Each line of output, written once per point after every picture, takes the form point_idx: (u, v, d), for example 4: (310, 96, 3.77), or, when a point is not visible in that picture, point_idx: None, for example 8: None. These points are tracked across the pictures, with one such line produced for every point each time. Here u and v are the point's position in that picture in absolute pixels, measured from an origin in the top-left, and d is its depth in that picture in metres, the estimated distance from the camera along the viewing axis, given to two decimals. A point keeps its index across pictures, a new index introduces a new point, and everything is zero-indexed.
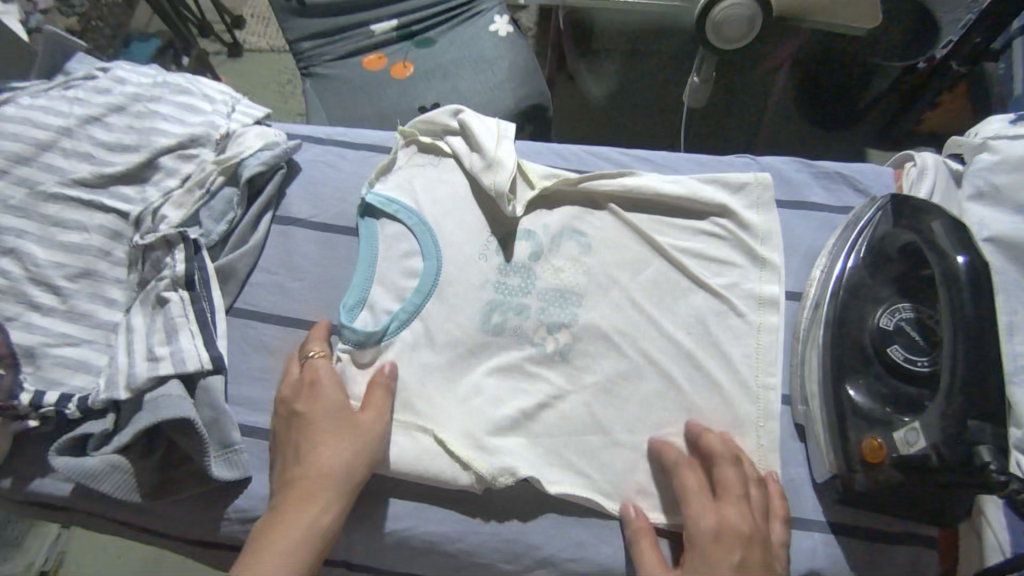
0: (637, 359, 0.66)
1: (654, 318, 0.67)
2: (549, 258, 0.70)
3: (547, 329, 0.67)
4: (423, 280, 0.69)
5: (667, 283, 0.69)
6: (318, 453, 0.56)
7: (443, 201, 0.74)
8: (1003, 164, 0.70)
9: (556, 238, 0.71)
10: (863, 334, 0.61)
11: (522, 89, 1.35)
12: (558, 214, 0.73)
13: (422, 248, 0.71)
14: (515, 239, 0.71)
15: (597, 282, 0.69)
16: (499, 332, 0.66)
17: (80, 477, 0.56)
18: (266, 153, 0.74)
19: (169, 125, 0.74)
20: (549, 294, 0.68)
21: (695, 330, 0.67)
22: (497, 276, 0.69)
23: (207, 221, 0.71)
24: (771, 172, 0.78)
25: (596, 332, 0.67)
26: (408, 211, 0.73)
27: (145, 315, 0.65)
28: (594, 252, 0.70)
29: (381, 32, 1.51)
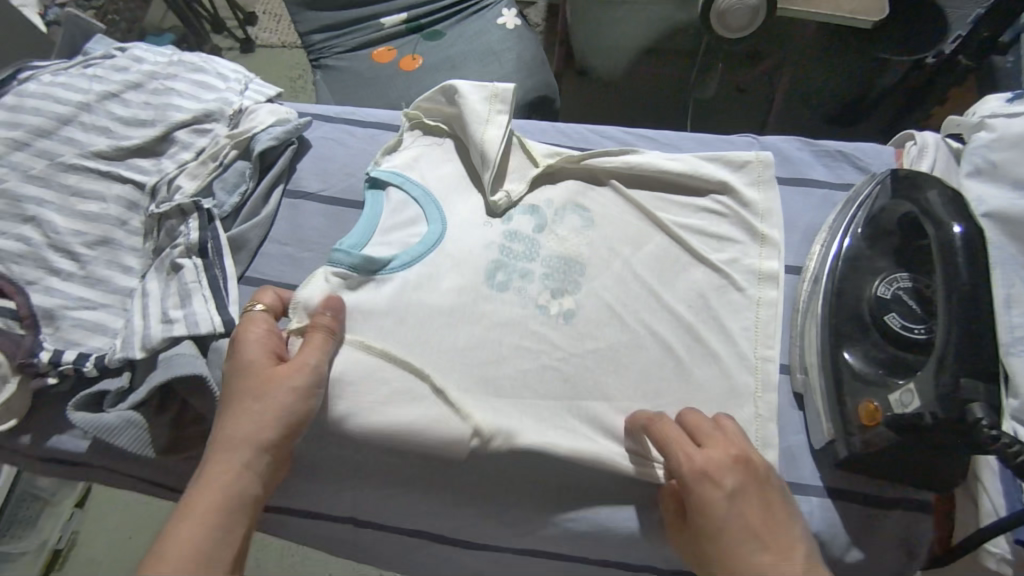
0: (638, 329, 0.65)
1: (655, 289, 0.67)
2: (553, 229, 0.71)
3: (551, 294, 0.67)
4: (425, 238, 0.68)
5: (668, 258, 0.69)
6: (228, 413, 0.54)
7: (450, 176, 0.75)
8: (1000, 141, 0.71)
9: (561, 211, 0.72)
10: (861, 304, 0.62)
11: (528, 80, 1.37)
12: (561, 190, 0.74)
13: (427, 213, 0.70)
14: (517, 212, 0.72)
15: (600, 253, 0.69)
16: (502, 290, 0.66)
17: (97, 432, 0.59)
18: (278, 129, 0.77)
19: (184, 101, 0.77)
20: (553, 262, 0.69)
21: (694, 304, 0.67)
22: (501, 241, 0.69)
23: (220, 191, 0.73)
24: (772, 151, 0.79)
25: (599, 301, 0.66)
26: (414, 183, 0.73)
27: (160, 281, 0.67)
28: (597, 227, 0.71)
29: (391, 25, 1.53)
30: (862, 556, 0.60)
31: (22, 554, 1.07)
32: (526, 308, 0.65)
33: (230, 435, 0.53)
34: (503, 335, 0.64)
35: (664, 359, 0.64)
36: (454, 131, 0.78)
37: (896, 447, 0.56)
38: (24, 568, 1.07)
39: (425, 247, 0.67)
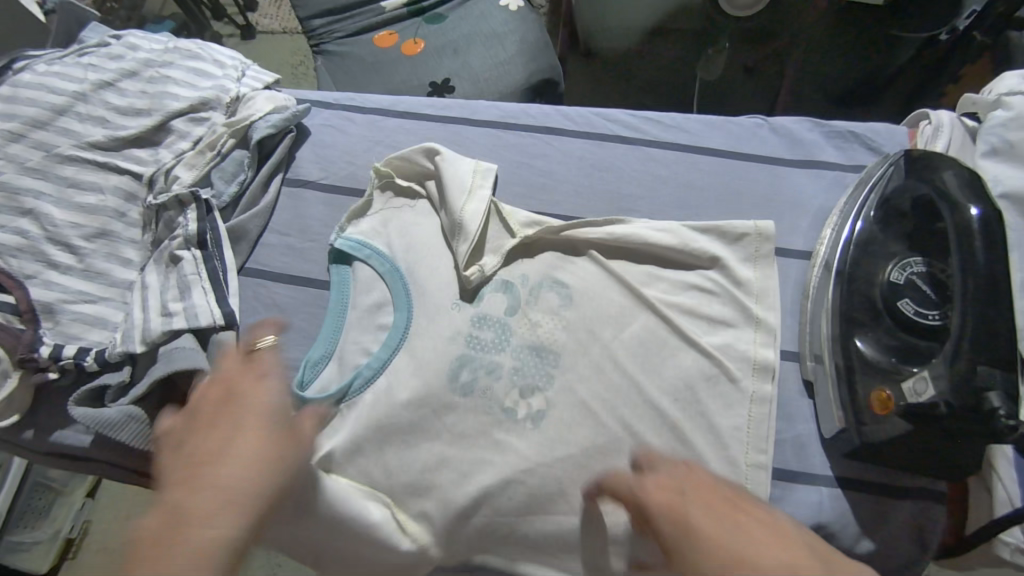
0: (615, 430, 0.61)
1: (637, 381, 0.63)
2: (527, 311, 0.67)
3: (521, 393, 0.63)
4: (390, 335, 0.65)
5: (654, 340, 0.65)
6: (234, 447, 0.45)
7: (418, 243, 0.71)
8: (1018, 120, 0.69)
9: (537, 288, 0.68)
10: (873, 289, 0.61)
11: (531, 63, 1.35)
12: (537, 263, 0.70)
13: (394, 299, 0.68)
14: (490, 289, 0.68)
15: (576, 338, 0.65)
16: (467, 392, 0.63)
17: (99, 426, 0.59)
18: (276, 116, 0.75)
19: (180, 89, 0.75)
20: (524, 353, 0.65)
21: (683, 396, 0.62)
22: (469, 330, 0.65)
23: (218, 181, 0.72)
24: (782, 133, 0.77)
25: (572, 397, 0.63)
26: (381, 257, 0.70)
27: (160, 274, 0.66)
28: (575, 305, 0.67)
29: (392, 8, 1.50)
30: (874, 546, 0.59)
31: (35, 544, 1.08)
32: (491, 415, 0.62)
33: (235, 472, 0.43)
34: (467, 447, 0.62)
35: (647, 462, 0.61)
36: (428, 192, 0.73)
37: (908, 436, 0.54)
38: (37, 557, 1.08)
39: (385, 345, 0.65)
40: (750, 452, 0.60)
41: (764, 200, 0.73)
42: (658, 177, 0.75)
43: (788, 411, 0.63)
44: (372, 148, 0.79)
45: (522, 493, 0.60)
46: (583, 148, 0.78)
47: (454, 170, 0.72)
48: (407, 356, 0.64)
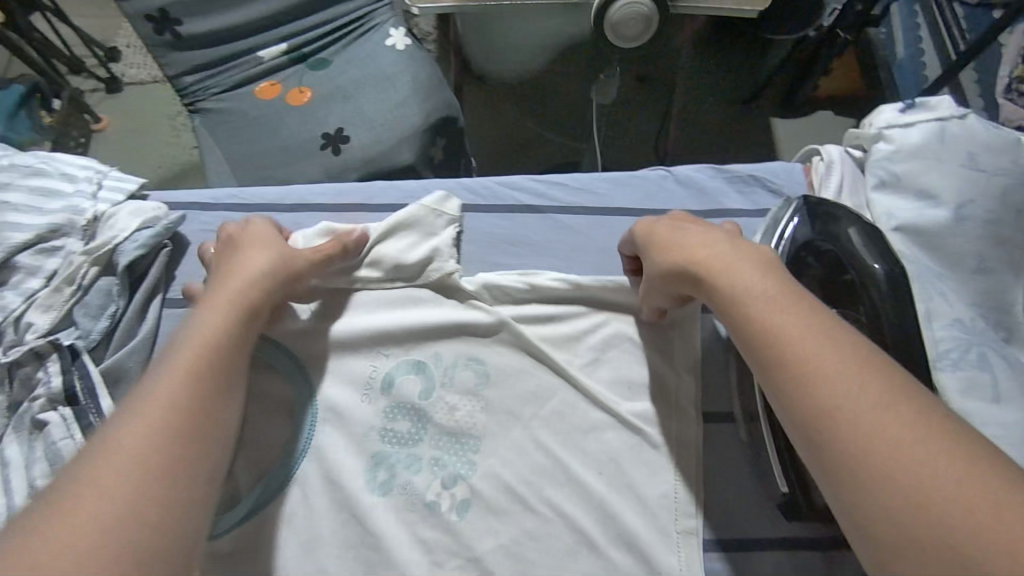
0: (544, 512, 0.58)
1: (562, 461, 0.60)
2: (441, 393, 0.64)
3: (443, 483, 0.60)
4: (296, 437, 0.62)
5: (572, 416, 0.63)
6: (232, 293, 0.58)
7: (337, 349, 0.66)
8: (900, 152, 0.73)
9: (451, 367, 0.65)
10: None
11: (428, 103, 1.30)
12: (453, 343, 0.66)
13: (304, 407, 0.64)
14: (401, 373, 0.65)
15: (497, 419, 0.63)
16: (387, 492, 0.59)
17: None
18: (145, 232, 0.67)
19: (23, 216, 0.65)
20: (443, 440, 0.62)
21: (607, 470, 0.60)
22: (382, 423, 0.63)
23: (84, 319, 0.63)
24: (686, 182, 0.77)
25: (497, 481, 0.60)
26: (284, 354, 0.66)
27: (22, 443, 0.57)
28: (493, 383, 0.64)
29: (270, 58, 1.41)
30: None
31: None
32: (414, 513, 0.59)
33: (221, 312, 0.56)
34: (389, 555, 0.57)
35: (574, 544, 0.57)
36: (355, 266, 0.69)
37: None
38: None
39: (286, 460, 0.61)
40: (679, 520, 0.59)
41: None
42: (572, 244, 0.73)
43: (731, 475, 0.63)
44: None
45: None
46: (493, 222, 0.75)
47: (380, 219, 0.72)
48: (316, 461, 0.61)
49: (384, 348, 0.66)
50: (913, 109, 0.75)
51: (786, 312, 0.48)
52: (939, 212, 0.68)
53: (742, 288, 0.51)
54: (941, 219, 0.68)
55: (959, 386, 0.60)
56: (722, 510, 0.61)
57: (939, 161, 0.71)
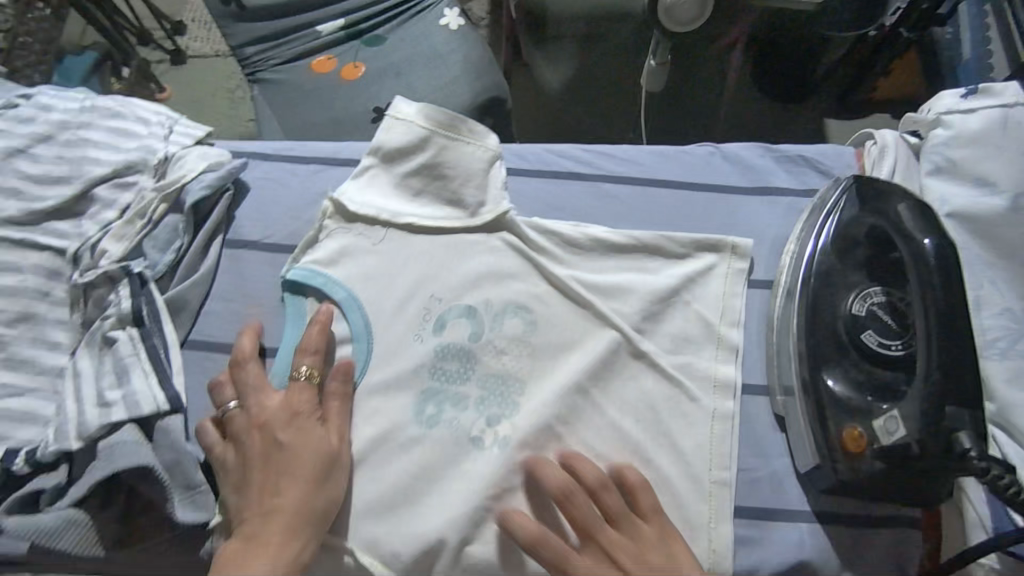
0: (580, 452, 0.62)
1: (600, 405, 0.63)
2: (489, 337, 0.66)
3: (486, 422, 0.63)
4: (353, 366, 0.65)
5: (613, 366, 0.65)
6: (280, 496, 0.56)
7: (389, 285, 0.69)
8: (959, 138, 0.71)
9: (498, 314, 0.67)
10: (836, 320, 0.60)
11: (477, 83, 1.33)
12: (500, 290, 0.68)
13: (353, 330, 0.67)
14: (452, 316, 0.67)
15: (538, 370, 0.65)
16: (433, 426, 0.63)
17: (35, 536, 0.55)
18: (210, 175, 0.71)
19: (101, 153, 0.70)
20: (488, 382, 0.65)
21: (644, 418, 0.63)
22: (434, 361, 0.66)
23: (152, 251, 0.68)
24: (733, 159, 0.77)
25: (540, 422, 0.62)
26: (336, 285, 0.69)
27: (93, 358, 0.63)
28: (539, 331, 0.66)
29: (328, 32, 1.45)
30: None
31: None
32: (458, 447, 0.62)
33: (277, 519, 0.55)
34: (433, 484, 0.61)
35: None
36: (393, 205, 0.72)
37: (877, 480, 0.55)
38: None
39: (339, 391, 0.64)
40: (714, 471, 0.61)
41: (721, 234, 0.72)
42: (616, 212, 0.74)
43: (762, 447, 0.63)
44: (319, 202, 0.75)
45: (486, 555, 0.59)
46: (537, 187, 0.76)
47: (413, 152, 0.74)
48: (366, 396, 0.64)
49: (436, 293, 0.68)
50: (975, 97, 0.72)
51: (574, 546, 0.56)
52: (995, 201, 0.67)
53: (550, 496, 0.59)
54: (995, 208, 0.67)
55: (1004, 374, 0.60)
56: (753, 472, 0.61)
57: (997, 149, 0.69)
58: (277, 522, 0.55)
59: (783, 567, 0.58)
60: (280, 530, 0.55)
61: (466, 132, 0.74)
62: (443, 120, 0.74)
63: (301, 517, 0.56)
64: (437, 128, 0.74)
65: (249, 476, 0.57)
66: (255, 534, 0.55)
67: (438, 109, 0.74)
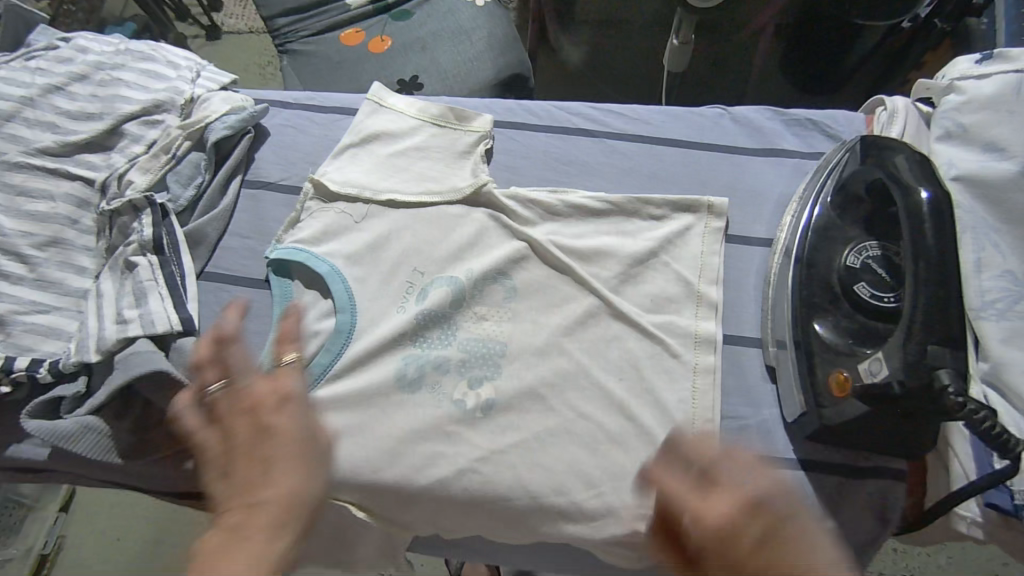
0: (564, 413, 0.62)
1: (594, 349, 0.65)
2: (471, 304, 0.68)
3: (469, 383, 0.64)
4: (336, 337, 0.66)
5: (609, 313, 0.66)
6: (273, 481, 0.51)
7: (379, 250, 0.70)
8: (969, 105, 0.71)
9: (480, 283, 0.68)
10: (831, 273, 0.62)
11: (500, 58, 1.35)
12: (483, 261, 0.69)
13: (337, 302, 0.68)
14: (435, 287, 0.68)
15: (523, 328, 0.66)
16: (415, 388, 0.64)
17: (55, 439, 0.59)
18: (232, 116, 0.74)
19: (132, 92, 0.74)
20: (470, 345, 0.66)
21: (638, 366, 0.64)
22: (415, 330, 0.66)
23: (175, 185, 0.71)
24: (741, 121, 0.78)
25: (524, 380, 0.63)
26: (317, 259, 0.69)
27: (115, 280, 0.66)
28: (521, 296, 0.68)
29: (357, 6, 1.49)
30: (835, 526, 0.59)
31: (7, 562, 1.08)
32: (440, 408, 0.63)
33: (265, 506, 0.50)
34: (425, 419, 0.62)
35: (593, 434, 0.61)
36: (374, 182, 0.74)
37: (864, 424, 0.56)
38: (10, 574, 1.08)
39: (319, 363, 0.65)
40: (698, 424, 0.61)
41: (723, 191, 0.73)
42: (621, 168, 0.76)
43: (752, 397, 0.64)
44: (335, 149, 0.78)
45: (472, 487, 0.60)
46: (546, 143, 0.78)
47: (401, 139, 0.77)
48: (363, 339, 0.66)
49: (419, 266, 0.70)
50: (990, 61, 0.71)
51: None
52: (1006, 165, 0.66)
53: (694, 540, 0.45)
54: (1005, 172, 0.66)
55: (1001, 334, 0.60)
56: (741, 420, 0.63)
57: (1011, 114, 0.68)
58: (267, 511, 0.49)
59: None
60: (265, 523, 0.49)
61: (456, 120, 0.78)
62: (437, 112, 0.79)
63: (295, 502, 0.51)
64: (428, 118, 0.78)
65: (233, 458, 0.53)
66: (238, 523, 0.49)
67: (432, 105, 0.79)
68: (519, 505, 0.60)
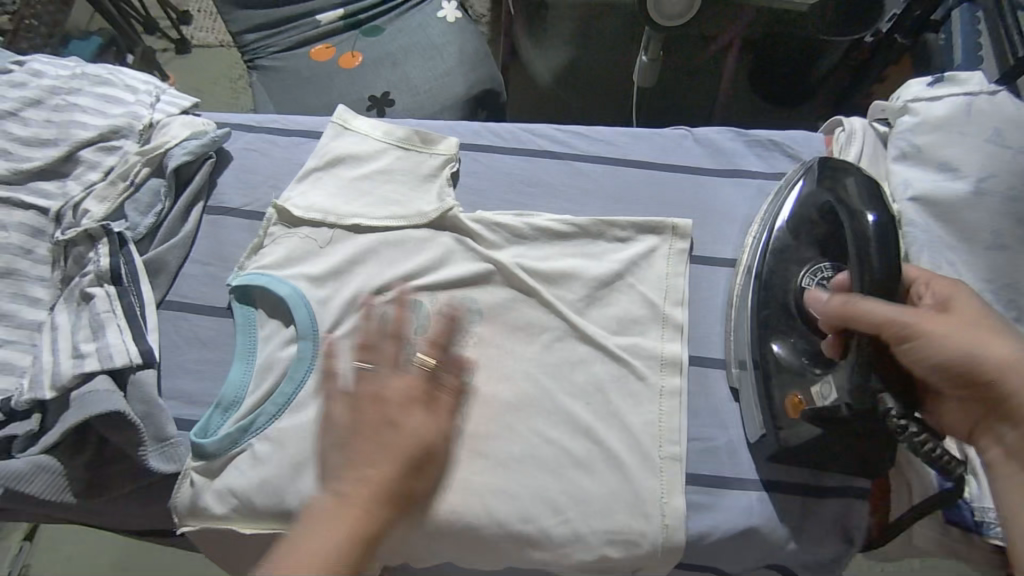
0: (531, 439, 0.62)
1: (560, 373, 0.65)
2: None
3: None
4: (297, 365, 0.65)
5: (575, 336, 0.66)
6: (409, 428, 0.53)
7: (342, 276, 0.70)
8: (922, 125, 0.72)
9: (445, 308, 0.68)
10: (787, 295, 0.63)
11: (472, 74, 1.35)
12: (447, 286, 0.69)
13: (297, 325, 0.66)
14: None
15: (489, 352, 0.66)
16: None
17: (5, 480, 0.57)
18: (193, 142, 0.73)
19: (89, 117, 0.73)
20: None
21: (605, 389, 0.64)
22: None
23: (133, 212, 0.70)
24: (705, 142, 0.79)
25: (488, 408, 0.63)
26: (280, 282, 0.68)
27: (71, 312, 0.65)
28: (486, 321, 0.68)
29: (327, 22, 1.48)
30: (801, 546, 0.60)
31: None
32: None
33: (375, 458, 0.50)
34: None
35: (560, 458, 0.61)
36: (338, 208, 0.73)
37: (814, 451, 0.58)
38: None
39: (282, 392, 0.63)
40: (665, 447, 0.61)
41: (687, 212, 0.74)
42: (588, 190, 0.76)
43: (718, 418, 0.64)
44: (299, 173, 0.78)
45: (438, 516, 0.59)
46: (513, 165, 0.78)
47: (362, 163, 0.77)
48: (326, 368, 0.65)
49: (384, 289, 0.69)
50: (939, 84, 0.74)
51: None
52: (959, 184, 0.68)
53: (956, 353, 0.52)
54: (958, 191, 0.67)
55: None
56: (708, 441, 0.63)
57: (961, 136, 0.70)
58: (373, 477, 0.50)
59: (734, 533, 0.59)
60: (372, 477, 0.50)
61: (421, 143, 0.78)
62: (402, 135, 0.78)
63: (387, 486, 0.50)
64: (394, 141, 0.78)
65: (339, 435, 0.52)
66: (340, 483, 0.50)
67: (398, 127, 0.79)
68: (487, 532, 0.59)
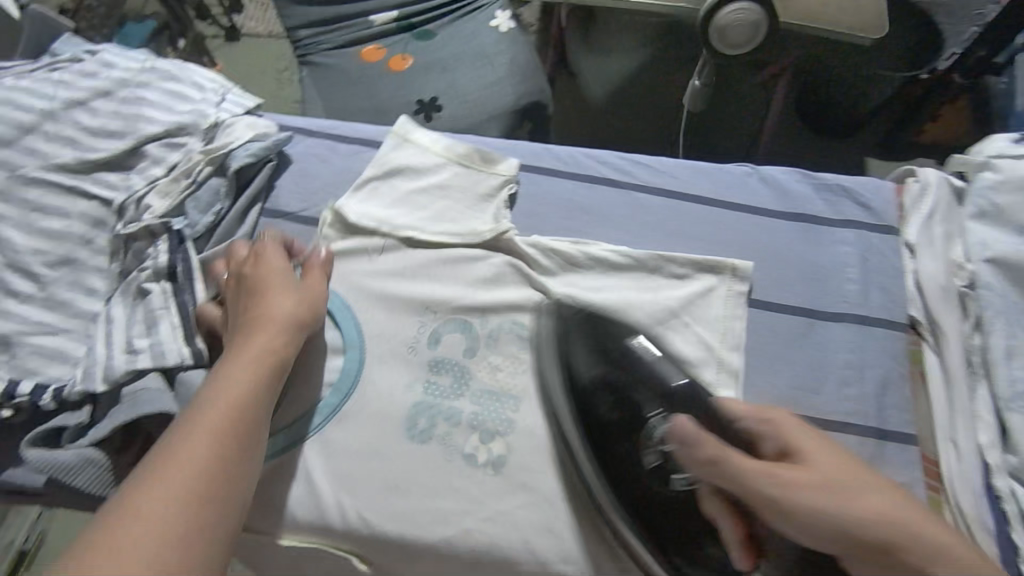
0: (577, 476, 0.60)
1: None
2: (485, 354, 0.66)
3: (480, 438, 0.62)
4: (343, 377, 0.65)
5: None
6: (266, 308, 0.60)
7: (392, 290, 0.69)
8: (1006, 183, 0.68)
9: (495, 331, 0.67)
10: (637, 483, 0.59)
11: (521, 86, 1.34)
12: (498, 310, 0.68)
13: (344, 337, 0.67)
14: (447, 331, 0.67)
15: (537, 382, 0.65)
16: (424, 442, 0.62)
17: (54, 470, 0.57)
18: (256, 144, 0.73)
19: (156, 112, 0.73)
20: (482, 397, 0.64)
21: None
22: (427, 376, 0.65)
23: (193, 211, 0.70)
24: (771, 183, 0.77)
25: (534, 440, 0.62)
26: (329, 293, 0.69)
27: (126, 306, 0.65)
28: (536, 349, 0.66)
29: (380, 23, 1.48)
30: None
31: None
32: (450, 462, 0.61)
33: (241, 367, 0.55)
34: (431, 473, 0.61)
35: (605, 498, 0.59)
36: (394, 221, 0.72)
37: None
38: None
39: (328, 402, 0.64)
40: None
41: (747, 253, 0.72)
42: (649, 223, 0.74)
43: None
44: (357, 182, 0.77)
45: (478, 546, 0.58)
46: (572, 190, 0.77)
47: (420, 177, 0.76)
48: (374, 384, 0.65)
49: (432, 306, 0.68)
50: None
51: (935, 556, 0.46)
52: None
53: (832, 525, 0.47)
54: None
55: None
56: None
57: None
58: (241, 388, 0.54)
59: None
60: (253, 357, 0.56)
61: (481, 162, 0.77)
62: (462, 151, 0.77)
63: (247, 407, 0.53)
64: (453, 156, 0.77)
65: (241, 304, 0.61)
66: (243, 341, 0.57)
67: (458, 143, 0.78)
68: (525, 569, 0.58)
